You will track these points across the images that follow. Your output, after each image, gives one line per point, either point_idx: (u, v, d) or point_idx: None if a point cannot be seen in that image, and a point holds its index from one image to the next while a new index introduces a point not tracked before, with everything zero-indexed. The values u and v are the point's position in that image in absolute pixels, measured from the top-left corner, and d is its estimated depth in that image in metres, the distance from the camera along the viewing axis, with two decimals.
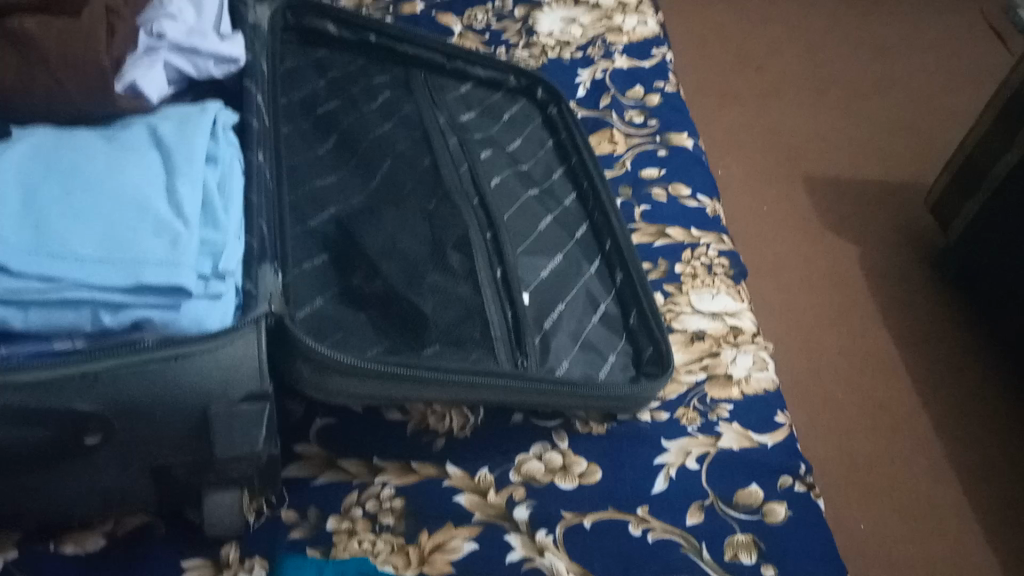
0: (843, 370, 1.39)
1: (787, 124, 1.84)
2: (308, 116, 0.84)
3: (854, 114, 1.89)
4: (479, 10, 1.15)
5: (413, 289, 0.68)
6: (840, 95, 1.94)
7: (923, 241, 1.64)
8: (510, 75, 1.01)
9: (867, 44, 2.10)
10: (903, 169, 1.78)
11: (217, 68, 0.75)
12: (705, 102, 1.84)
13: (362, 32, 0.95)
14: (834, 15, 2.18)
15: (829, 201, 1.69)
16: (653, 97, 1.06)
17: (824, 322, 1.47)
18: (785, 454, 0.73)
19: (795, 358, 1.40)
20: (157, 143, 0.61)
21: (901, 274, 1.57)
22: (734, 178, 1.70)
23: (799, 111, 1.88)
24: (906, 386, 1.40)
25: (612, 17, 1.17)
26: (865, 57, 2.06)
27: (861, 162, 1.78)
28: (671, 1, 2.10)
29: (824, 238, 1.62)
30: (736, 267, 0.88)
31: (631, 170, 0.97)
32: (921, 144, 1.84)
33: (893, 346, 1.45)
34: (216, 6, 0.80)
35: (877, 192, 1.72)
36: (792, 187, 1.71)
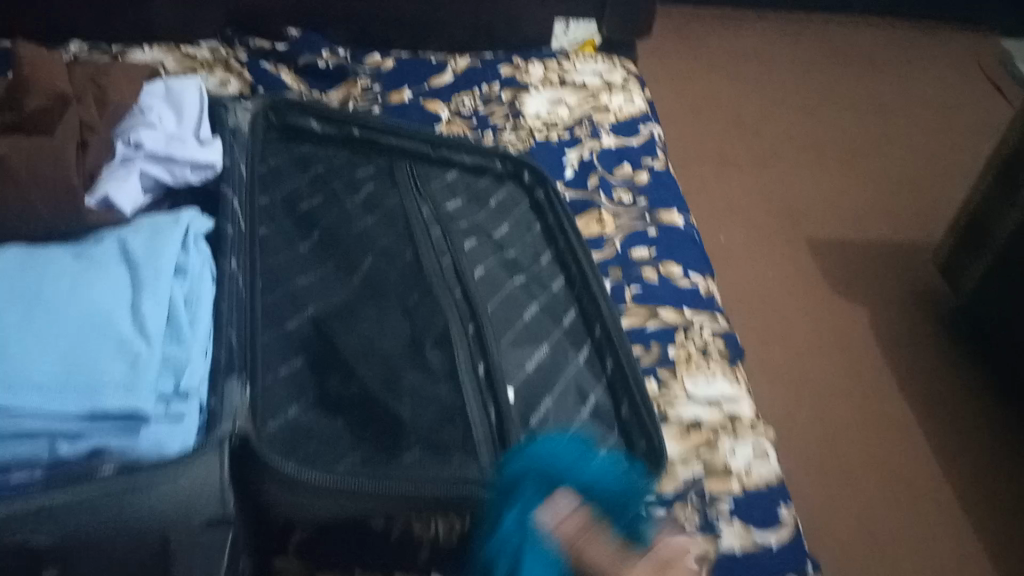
0: (857, 440, 1.35)
1: (786, 186, 1.84)
2: (290, 214, 0.84)
3: (854, 173, 1.88)
4: (466, 95, 1.17)
5: (390, 392, 0.66)
6: (839, 154, 1.94)
7: (932, 301, 1.61)
8: (496, 160, 1.01)
9: (862, 103, 2.11)
10: (907, 228, 1.76)
11: (193, 174, 0.75)
12: (701, 167, 1.84)
13: (345, 126, 0.95)
14: (827, 75, 2.20)
15: (833, 263, 1.67)
16: (642, 176, 1.06)
17: (835, 389, 1.43)
18: (790, 554, 0.70)
19: (806, 427, 1.36)
20: (126, 259, 0.61)
21: (912, 336, 1.54)
22: (735, 243, 1.68)
23: (797, 172, 1.88)
24: (925, 454, 1.35)
25: (598, 97, 1.18)
26: (861, 114, 2.07)
27: (863, 222, 1.76)
28: (665, 69, 2.12)
29: (830, 302, 1.59)
30: (732, 349, 0.86)
31: (621, 251, 0.95)
32: (923, 201, 1.82)
33: (908, 412, 1.41)
34: (196, 113, 0.81)
35: (881, 252, 1.70)
36: (794, 251, 1.69)
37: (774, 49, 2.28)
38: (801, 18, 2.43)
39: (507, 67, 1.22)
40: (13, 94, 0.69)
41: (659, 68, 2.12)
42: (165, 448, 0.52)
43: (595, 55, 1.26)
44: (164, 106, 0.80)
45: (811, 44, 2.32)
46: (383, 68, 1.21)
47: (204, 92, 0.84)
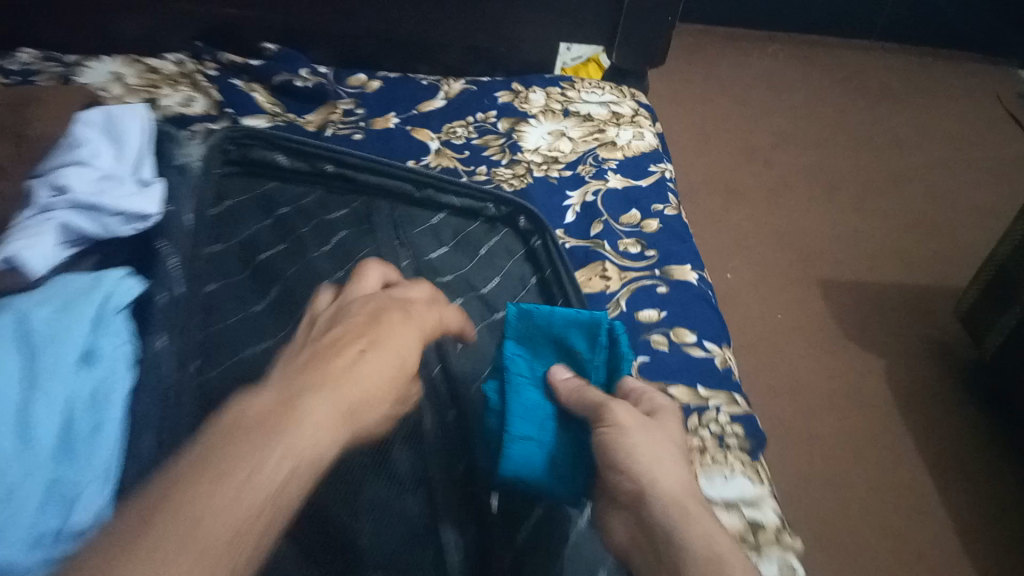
0: (873, 507, 1.24)
1: (798, 221, 1.73)
2: (246, 265, 0.72)
3: (870, 210, 1.78)
4: (459, 124, 1.06)
5: (347, 511, 0.55)
6: (854, 188, 1.83)
7: (954, 354, 1.49)
8: (489, 203, 0.89)
9: (879, 134, 2.00)
10: (926, 271, 1.65)
11: (126, 226, 0.63)
12: (709, 198, 1.74)
13: (316, 162, 0.83)
14: (843, 104, 2.09)
15: (848, 307, 1.56)
16: (652, 223, 0.94)
17: (849, 448, 1.31)
18: None
19: (816, 492, 1.25)
20: (23, 343, 0.49)
21: (931, 390, 1.42)
22: (744, 282, 1.57)
23: (809, 206, 1.77)
24: (947, 526, 1.23)
25: (604, 130, 1.06)
26: (878, 147, 1.96)
27: (879, 263, 1.65)
28: (672, 92, 2.02)
29: (844, 350, 1.47)
30: (752, 436, 0.75)
31: (626, 311, 0.83)
32: (942, 242, 1.72)
33: (928, 477, 1.29)
34: (140, 145, 0.70)
35: (899, 297, 1.58)
36: (806, 292, 1.58)
37: (787, 74, 2.18)
38: (815, 43, 2.33)
39: (505, 93, 1.11)
40: None
41: (667, 91, 2.02)
42: None
43: (603, 83, 1.14)
44: (102, 141, 0.69)
45: (825, 71, 2.22)
46: (368, 89, 1.09)
47: (150, 122, 0.72)
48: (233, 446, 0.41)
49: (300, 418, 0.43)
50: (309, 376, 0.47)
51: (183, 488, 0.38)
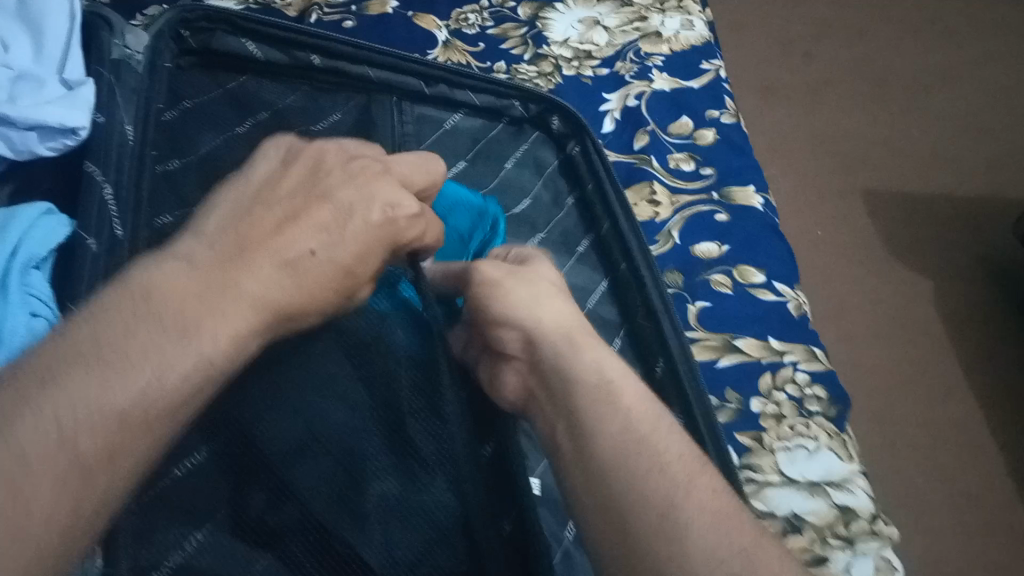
0: (922, 447, 1.14)
1: (841, 123, 1.55)
2: (208, 184, 0.54)
3: (921, 111, 1.59)
4: (470, 9, 0.87)
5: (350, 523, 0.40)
6: (904, 85, 1.64)
7: (1009, 278, 1.36)
8: (515, 100, 0.73)
9: (933, 19, 1.77)
10: (979, 182, 1.49)
11: (45, 145, 0.48)
12: (741, 100, 1.56)
13: (301, 52, 0.66)
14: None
15: (894, 224, 1.41)
16: (706, 132, 0.77)
17: (895, 382, 1.21)
18: None
19: (860, 431, 1.15)
20: None
21: (982, 319, 1.30)
22: (781, 195, 1.42)
23: (854, 106, 1.58)
24: (998, 467, 1.15)
25: (646, 18, 0.88)
26: (931, 34, 1.74)
27: (928, 173, 1.50)
28: None
29: (890, 271, 1.34)
30: (837, 397, 0.62)
31: (681, 244, 0.69)
32: (998, 149, 1.55)
33: (979, 417, 1.19)
34: (66, 27, 0.53)
35: (950, 216, 1.44)
36: (849, 206, 1.43)
37: None
38: None
39: None
40: None
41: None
42: None
43: None
44: (17, 32, 0.52)
45: None
46: None
47: (82, 3, 0.55)
48: (143, 314, 0.31)
49: (235, 280, 0.34)
50: (250, 229, 0.37)
51: (68, 360, 0.29)
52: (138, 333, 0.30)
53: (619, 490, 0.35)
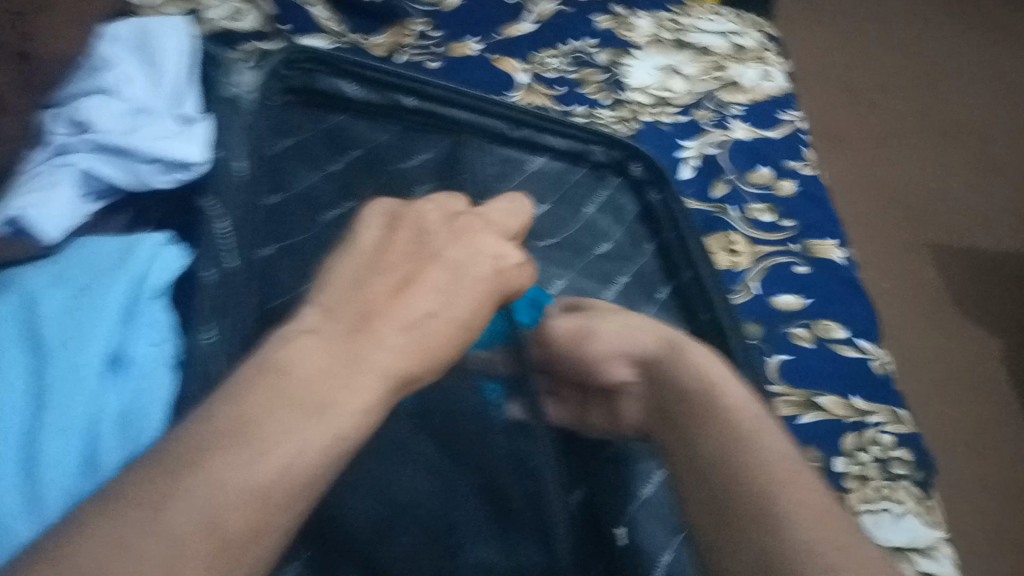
0: (993, 512, 1.10)
1: (908, 174, 1.53)
2: (308, 223, 0.57)
3: (990, 163, 1.57)
4: (550, 54, 0.88)
5: None
6: (972, 137, 1.61)
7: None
8: (596, 144, 0.74)
9: (1002, 72, 1.75)
10: None
11: (164, 176, 0.49)
12: None
13: (396, 93, 0.68)
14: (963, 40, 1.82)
15: (961, 279, 1.38)
16: (788, 185, 0.78)
17: (963, 442, 1.17)
18: None
19: None
20: (34, 334, 0.37)
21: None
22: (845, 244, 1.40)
23: (921, 156, 1.56)
24: None
25: (724, 67, 0.88)
26: (999, 87, 1.72)
27: (998, 227, 1.47)
28: None
29: (958, 327, 1.31)
30: (920, 460, 0.60)
31: (761, 296, 0.69)
32: None
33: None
34: (186, 66, 0.55)
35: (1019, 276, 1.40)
36: (914, 258, 1.40)
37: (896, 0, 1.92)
38: None
39: (604, 17, 0.93)
40: None
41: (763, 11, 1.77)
42: None
43: (719, 7, 0.97)
44: (132, 62, 0.54)
45: None
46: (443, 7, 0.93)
47: (196, 40, 0.57)
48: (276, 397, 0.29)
49: (361, 353, 0.32)
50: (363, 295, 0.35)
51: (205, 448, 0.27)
52: (270, 413, 0.28)
53: (730, 505, 0.34)
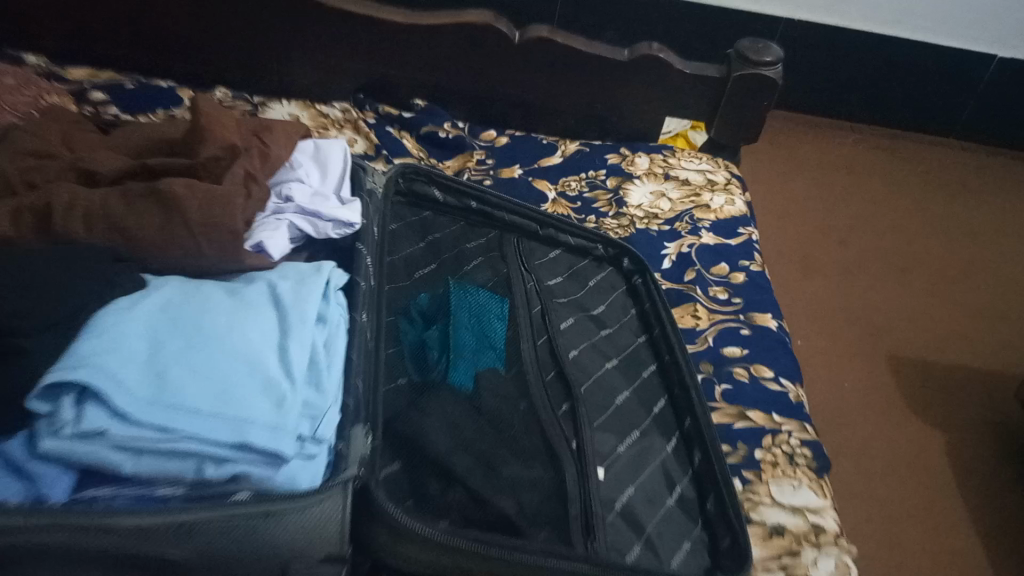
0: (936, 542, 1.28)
1: (900, 264, 1.74)
2: (410, 277, 0.89)
3: (972, 262, 1.78)
4: (573, 178, 1.22)
5: (492, 483, 0.68)
6: (957, 242, 1.82)
7: (1011, 426, 1.47)
8: (599, 244, 1.05)
9: (981, 190, 1.98)
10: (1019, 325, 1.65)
11: (334, 231, 0.81)
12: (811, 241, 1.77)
13: (464, 198, 1.01)
14: (941, 157, 2.04)
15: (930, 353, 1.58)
16: (740, 275, 1.09)
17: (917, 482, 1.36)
18: None
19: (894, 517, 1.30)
20: (274, 302, 0.67)
21: (994, 453, 1.43)
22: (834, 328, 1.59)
23: (912, 249, 1.78)
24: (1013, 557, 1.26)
25: (700, 194, 1.22)
26: (979, 202, 1.94)
27: (975, 316, 1.66)
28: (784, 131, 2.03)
29: (926, 395, 1.50)
30: (819, 458, 0.87)
31: (713, 346, 0.97)
32: None
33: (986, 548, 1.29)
34: (341, 170, 0.88)
35: (966, 364, 1.56)
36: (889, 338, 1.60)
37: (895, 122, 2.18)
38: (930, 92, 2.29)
39: (614, 156, 1.27)
40: (192, 139, 0.79)
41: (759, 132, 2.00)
42: (296, 485, 0.57)
43: (700, 155, 1.31)
44: (312, 165, 0.88)
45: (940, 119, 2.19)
46: (498, 144, 1.28)
47: (349, 154, 0.91)
48: None
49: None
50: None
51: None
52: None
53: None
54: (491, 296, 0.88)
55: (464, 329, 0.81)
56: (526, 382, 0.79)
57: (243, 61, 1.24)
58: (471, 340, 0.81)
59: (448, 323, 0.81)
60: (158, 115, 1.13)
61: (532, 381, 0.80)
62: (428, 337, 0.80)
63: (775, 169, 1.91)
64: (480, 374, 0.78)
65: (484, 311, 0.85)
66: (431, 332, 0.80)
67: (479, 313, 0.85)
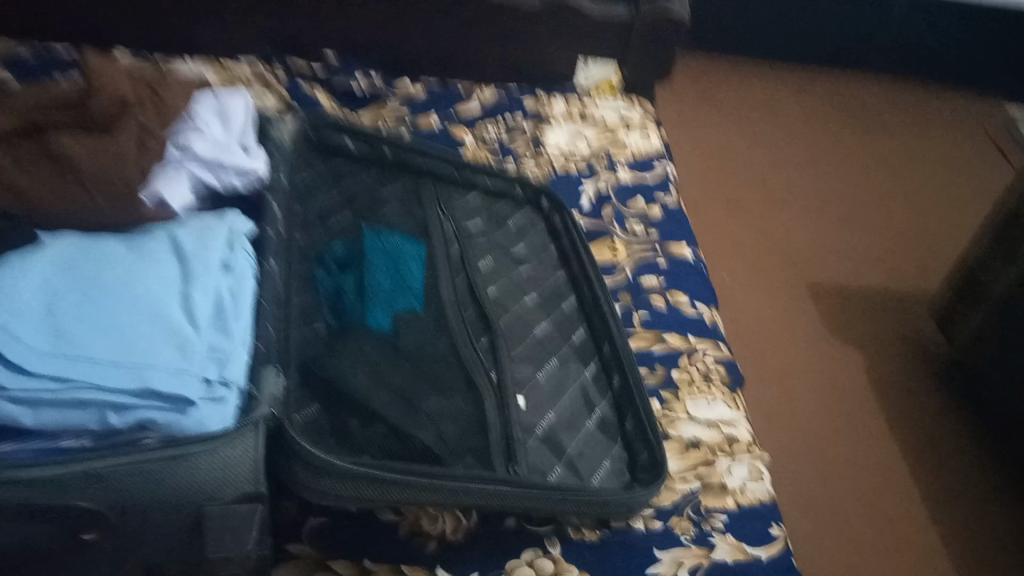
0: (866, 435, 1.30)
1: (821, 187, 1.78)
2: (322, 224, 0.88)
3: (887, 183, 1.83)
4: (490, 124, 1.22)
5: (412, 417, 0.70)
6: (871, 164, 1.88)
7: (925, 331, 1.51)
8: (516, 185, 1.05)
9: (893, 117, 2.04)
10: (931, 241, 1.72)
11: (238, 180, 0.80)
12: (739, 167, 1.77)
13: (376, 145, 1.00)
14: (854, 89, 2.09)
15: (853, 266, 1.62)
16: (656, 208, 1.11)
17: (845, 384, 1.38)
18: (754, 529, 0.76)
19: (819, 411, 1.32)
20: (176, 253, 0.66)
21: (911, 365, 1.44)
22: (759, 245, 1.61)
23: (831, 174, 1.83)
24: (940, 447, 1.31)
25: (615, 132, 1.23)
26: (893, 127, 2.00)
27: (893, 232, 1.71)
28: (707, 66, 2.03)
29: (853, 306, 1.53)
30: (732, 375, 0.91)
31: (631, 278, 1.00)
32: (943, 217, 1.78)
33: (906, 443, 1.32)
34: (243, 120, 0.86)
35: (881, 285, 1.59)
36: (817, 256, 1.62)
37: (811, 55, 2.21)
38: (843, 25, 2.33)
39: (530, 99, 1.27)
40: (83, 98, 0.76)
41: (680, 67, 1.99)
42: (205, 427, 0.57)
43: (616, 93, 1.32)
44: (210, 112, 0.84)
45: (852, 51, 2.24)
46: (413, 96, 1.24)
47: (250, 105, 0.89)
48: None
49: None
50: None
51: None
52: None
53: None
54: (410, 239, 0.88)
55: (378, 270, 0.81)
56: (440, 322, 0.80)
57: (141, 19, 1.19)
58: (386, 282, 0.80)
59: (363, 269, 0.81)
60: (54, 79, 1.08)
61: (451, 317, 0.81)
62: (343, 283, 0.79)
63: (701, 103, 1.91)
64: (399, 316, 0.78)
65: (402, 253, 0.85)
66: (347, 276, 0.80)
67: (397, 253, 0.85)
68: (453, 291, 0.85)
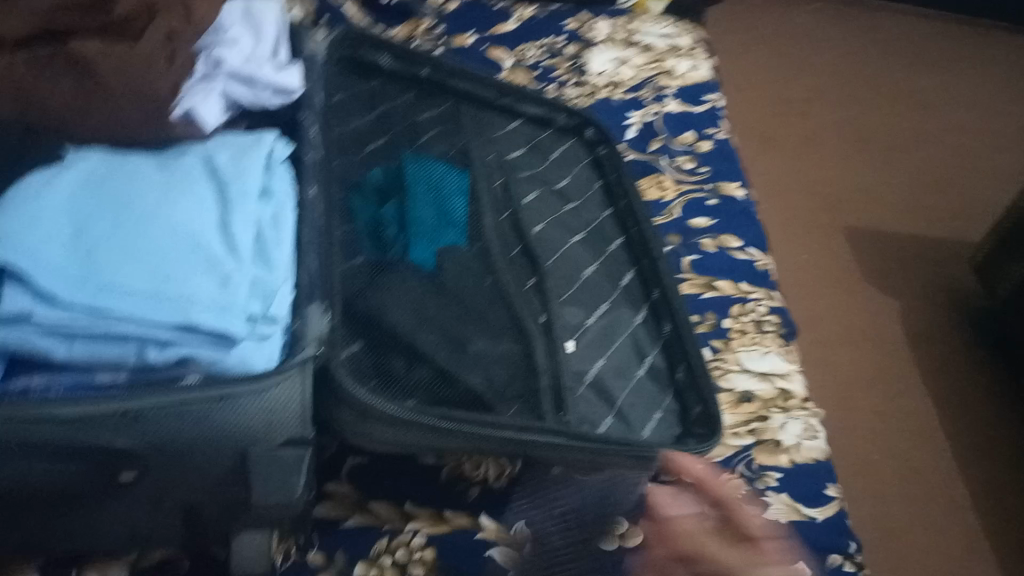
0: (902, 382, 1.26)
1: (864, 127, 1.70)
2: (359, 149, 0.82)
3: (932, 125, 1.75)
4: (530, 47, 1.14)
5: (459, 360, 0.66)
6: (919, 104, 1.79)
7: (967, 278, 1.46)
8: (560, 113, 0.99)
9: (942, 54, 1.93)
10: (976, 187, 1.64)
11: (273, 97, 0.74)
12: (779, 102, 1.69)
13: (415, 65, 0.93)
14: (902, 25, 1.98)
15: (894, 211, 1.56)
16: (706, 143, 1.05)
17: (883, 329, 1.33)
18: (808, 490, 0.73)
19: (856, 354, 1.27)
20: (211, 175, 0.60)
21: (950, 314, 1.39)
22: (798, 186, 1.54)
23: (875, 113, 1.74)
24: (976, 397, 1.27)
25: (663, 60, 1.15)
26: (941, 66, 1.90)
27: (936, 177, 1.64)
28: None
29: (892, 252, 1.48)
30: (787, 324, 0.86)
31: (680, 218, 0.94)
32: (991, 162, 1.70)
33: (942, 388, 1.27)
34: (275, 28, 0.78)
35: (923, 230, 1.53)
36: (857, 198, 1.56)
37: None
38: None
39: (572, 21, 1.19)
40: None
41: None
42: (249, 366, 0.53)
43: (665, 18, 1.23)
44: (240, 17, 0.76)
45: None
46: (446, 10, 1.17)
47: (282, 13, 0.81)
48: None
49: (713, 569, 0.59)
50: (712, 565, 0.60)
51: None
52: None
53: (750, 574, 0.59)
54: (452, 168, 0.82)
55: (422, 200, 0.76)
56: (486, 259, 0.75)
57: None
58: (431, 214, 0.75)
59: (405, 199, 0.75)
60: None
61: (496, 256, 0.76)
62: (384, 212, 0.74)
63: (741, 35, 1.82)
64: (442, 251, 0.73)
65: (445, 184, 0.80)
66: (389, 204, 0.75)
67: (440, 182, 0.79)
68: (497, 227, 0.80)
